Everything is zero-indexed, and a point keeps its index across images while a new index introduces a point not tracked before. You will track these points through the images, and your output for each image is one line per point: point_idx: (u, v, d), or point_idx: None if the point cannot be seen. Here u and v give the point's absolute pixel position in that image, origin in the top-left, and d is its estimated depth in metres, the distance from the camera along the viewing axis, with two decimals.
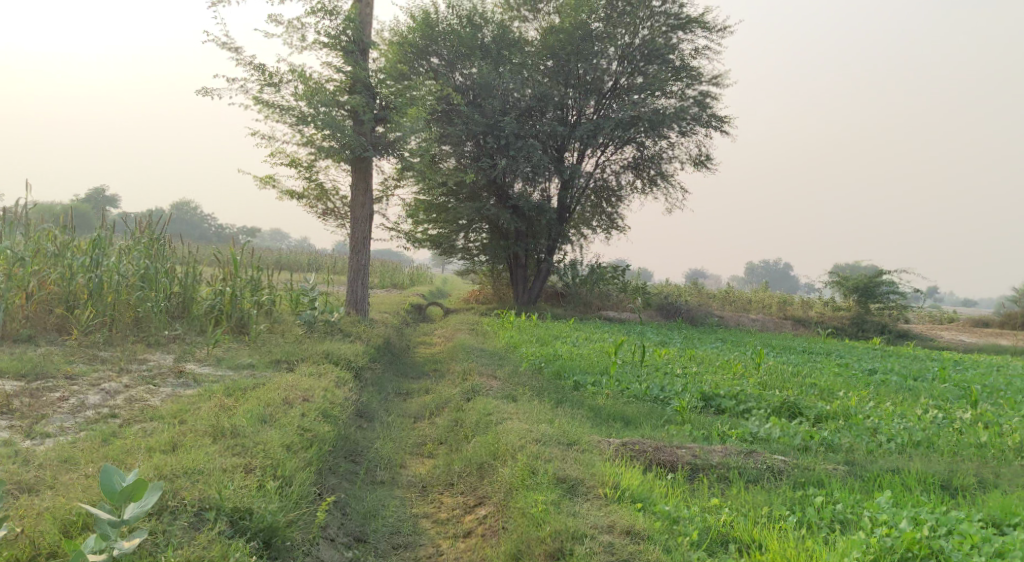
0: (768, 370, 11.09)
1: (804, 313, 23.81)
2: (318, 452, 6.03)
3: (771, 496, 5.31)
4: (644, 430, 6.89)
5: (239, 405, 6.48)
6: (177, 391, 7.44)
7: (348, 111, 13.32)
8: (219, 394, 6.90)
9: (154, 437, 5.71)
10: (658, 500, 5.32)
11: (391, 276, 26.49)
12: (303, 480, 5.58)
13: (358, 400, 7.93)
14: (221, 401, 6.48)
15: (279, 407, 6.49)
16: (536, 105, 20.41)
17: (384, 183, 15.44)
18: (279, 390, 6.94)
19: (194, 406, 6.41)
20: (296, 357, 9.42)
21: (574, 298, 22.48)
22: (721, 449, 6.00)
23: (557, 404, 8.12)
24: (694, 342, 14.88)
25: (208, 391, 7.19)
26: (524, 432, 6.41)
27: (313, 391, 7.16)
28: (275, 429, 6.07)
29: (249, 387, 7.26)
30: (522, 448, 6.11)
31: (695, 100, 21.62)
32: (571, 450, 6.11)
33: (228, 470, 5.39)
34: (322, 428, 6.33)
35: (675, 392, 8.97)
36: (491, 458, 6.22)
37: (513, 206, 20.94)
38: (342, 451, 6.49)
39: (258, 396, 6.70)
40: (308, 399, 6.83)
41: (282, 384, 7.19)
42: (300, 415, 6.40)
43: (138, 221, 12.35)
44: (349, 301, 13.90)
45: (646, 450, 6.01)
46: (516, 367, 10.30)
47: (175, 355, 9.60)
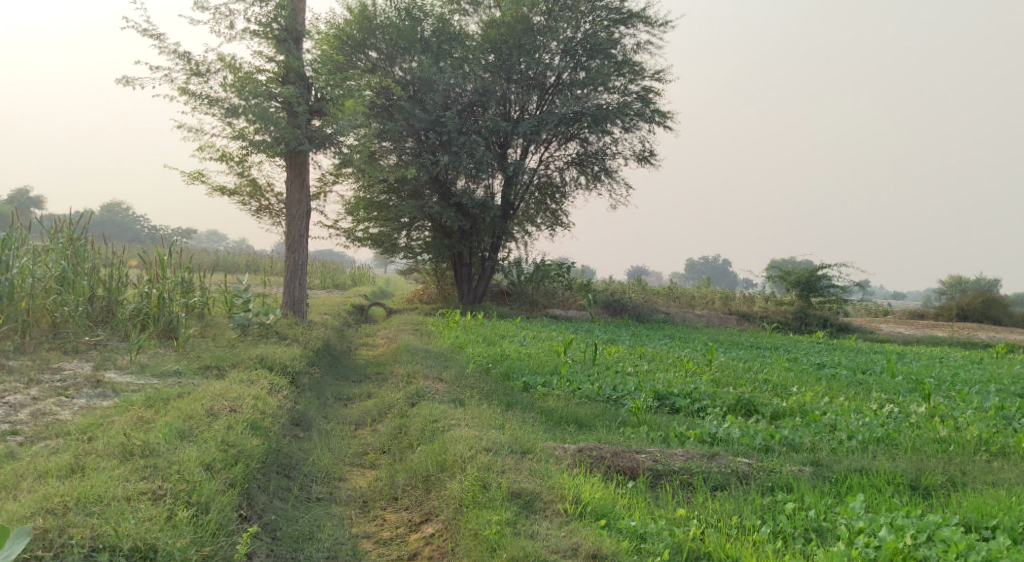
0: (720, 366, 10.88)
1: (749, 308, 23.89)
2: (244, 470, 5.51)
3: (740, 505, 5.01)
4: (600, 433, 6.53)
5: (158, 418, 5.91)
6: (90, 403, 6.80)
7: (282, 103, 12.70)
8: (137, 406, 6.30)
9: (54, 460, 5.14)
10: (623, 514, 4.97)
11: (333, 276, 25.76)
12: (223, 505, 5.06)
13: (294, 407, 7.41)
14: (140, 413, 5.92)
15: (203, 418, 5.95)
16: (478, 100, 19.97)
17: (321, 178, 14.83)
18: (205, 398, 6.39)
19: (106, 420, 5.82)
20: (227, 362, 8.82)
21: (519, 296, 22.16)
22: (683, 452, 5.67)
23: (507, 408, 7.73)
24: (642, 339, 14.64)
25: (126, 403, 6.58)
26: (473, 440, 5.99)
27: (243, 399, 6.62)
28: (194, 445, 5.52)
29: (171, 397, 6.68)
30: (472, 458, 5.69)
31: (638, 95, 21.47)
32: (524, 459, 5.72)
33: (132, 500, 4.85)
34: (250, 442, 5.80)
35: (628, 392, 8.65)
36: (438, 469, 5.79)
37: (456, 204, 20.47)
38: (273, 466, 5.97)
39: (182, 406, 6.14)
40: (237, 408, 6.30)
41: (208, 391, 6.64)
42: (225, 428, 5.86)
43: (54, 221, 11.51)
44: (286, 302, 13.26)
45: (604, 456, 5.66)
46: (462, 368, 9.87)
47: (93, 363, 8.92)
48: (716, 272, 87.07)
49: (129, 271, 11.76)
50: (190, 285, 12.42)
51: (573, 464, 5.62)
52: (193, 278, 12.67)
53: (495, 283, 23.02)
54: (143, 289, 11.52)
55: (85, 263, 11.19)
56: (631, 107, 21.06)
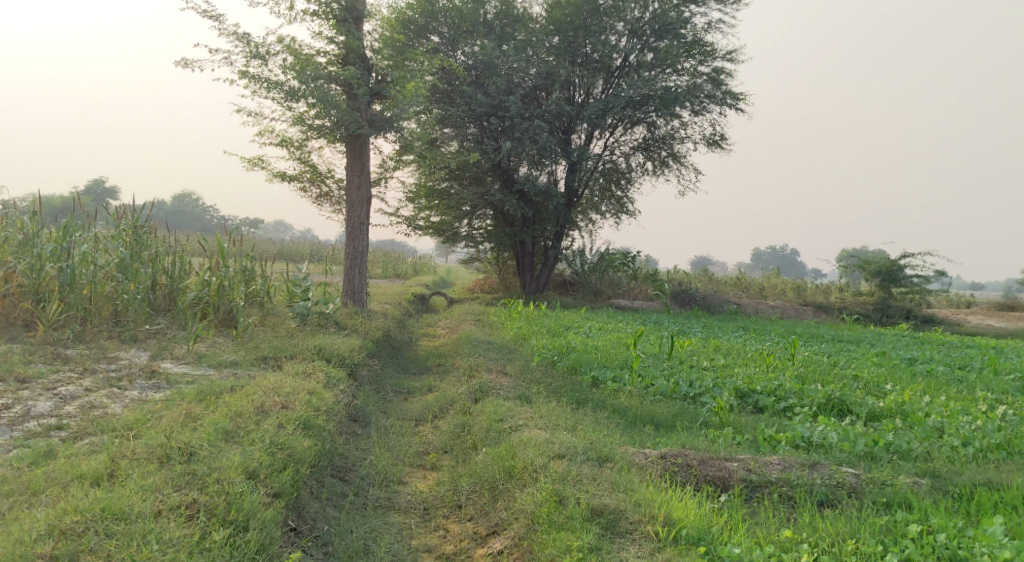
0: (804, 361, 10.15)
1: (824, 299, 22.84)
2: (293, 477, 5.13)
3: (857, 527, 4.49)
4: (682, 437, 5.98)
5: (208, 414, 5.59)
6: (143, 395, 6.52)
7: (342, 85, 12.36)
8: (188, 400, 5.98)
9: (87, 463, 4.86)
10: (721, 537, 4.51)
11: (394, 266, 25.57)
12: (265, 521, 4.68)
13: (352, 403, 7.03)
14: (188, 408, 5.61)
15: (253, 415, 5.61)
16: (542, 84, 19.39)
17: (382, 164, 14.49)
18: (257, 392, 6.06)
19: (154, 416, 5.51)
20: (283, 353, 8.50)
21: (582, 285, 21.60)
22: (779, 461, 5.21)
23: (577, 405, 7.21)
24: (715, 331, 13.93)
25: (178, 396, 6.27)
26: (543, 445, 5.52)
27: (297, 394, 6.25)
28: (240, 447, 5.17)
29: (224, 390, 6.36)
30: (544, 465, 5.24)
31: (708, 77, 20.61)
32: (603, 468, 5.23)
33: (163, 514, 4.52)
34: (302, 444, 5.42)
35: (707, 389, 8.05)
36: (505, 476, 5.35)
37: (519, 191, 19.97)
38: (327, 468, 5.58)
39: (234, 401, 5.83)
40: (290, 403, 5.94)
41: (261, 384, 6.31)
42: (275, 428, 5.48)
43: (118, 210, 11.34)
44: (346, 291, 12.95)
45: (692, 463, 5.21)
46: (527, 362, 9.38)
47: (150, 353, 8.70)
48: (782, 263, 84.73)
49: (191, 258, 11.56)
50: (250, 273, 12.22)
51: (656, 474, 5.19)
52: (254, 266, 12.47)
53: (558, 273, 22.46)
54: (204, 274, 11.30)
55: (149, 250, 11.05)
56: (700, 89, 20.23)
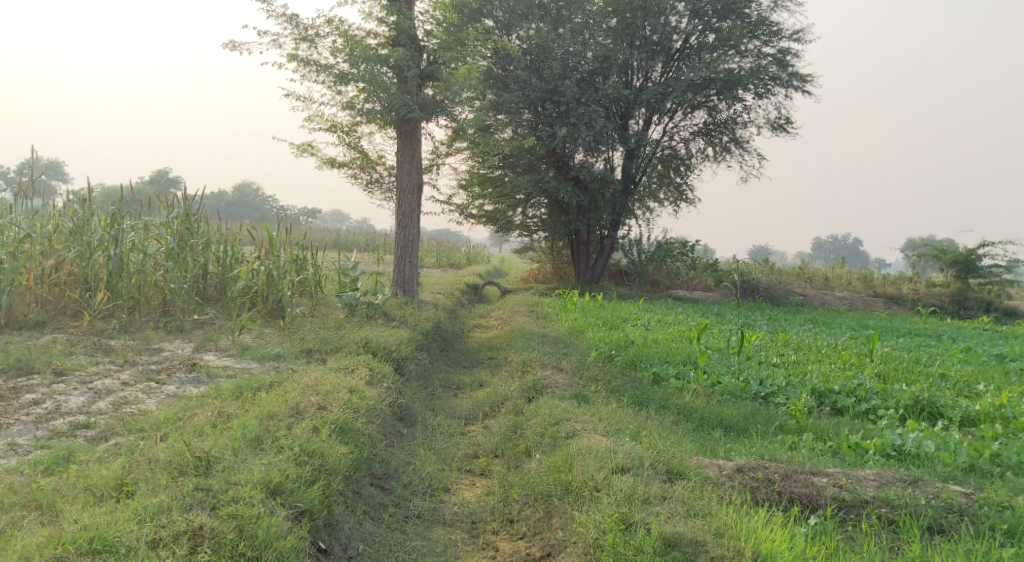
0: (883, 357, 9.43)
1: (896, 290, 21.77)
2: (323, 491, 4.74)
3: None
4: (758, 445, 5.44)
5: (242, 413, 5.28)
6: (180, 390, 6.21)
7: (392, 68, 11.96)
8: (224, 398, 5.64)
9: (98, 473, 4.55)
10: None
11: (447, 255, 25.24)
12: (281, 552, 4.26)
13: (398, 401, 6.63)
14: (220, 410, 5.26)
15: (287, 417, 5.22)
16: (599, 68, 18.76)
17: (433, 149, 14.09)
18: (295, 391, 5.69)
19: (185, 415, 5.24)
20: (329, 346, 8.14)
21: (639, 276, 20.96)
22: (875, 477, 4.79)
23: (639, 405, 6.69)
24: (782, 324, 13.22)
25: (216, 392, 5.94)
26: (602, 457, 5.05)
27: (338, 392, 5.85)
28: (267, 457, 4.77)
29: (263, 386, 5.99)
30: (605, 482, 4.81)
31: (773, 58, 19.69)
32: (673, 484, 4.78)
33: (158, 547, 4.09)
34: (336, 452, 5.02)
35: (780, 388, 7.46)
36: (561, 491, 4.95)
37: (574, 178, 19.40)
38: (365, 476, 5.19)
39: (270, 401, 5.47)
40: (329, 403, 5.55)
41: (302, 380, 5.94)
42: (309, 433, 5.10)
43: (169, 197, 11.11)
44: (396, 281, 12.59)
45: (774, 479, 4.80)
46: (584, 356, 8.89)
47: (194, 344, 8.43)
48: (845, 253, 82.32)
49: (241, 246, 11.35)
50: (301, 261, 11.93)
51: (734, 490, 4.77)
52: (305, 254, 12.19)
53: (615, 263, 21.83)
54: (252, 264, 11.01)
55: (199, 239, 10.83)
56: (765, 71, 19.33)
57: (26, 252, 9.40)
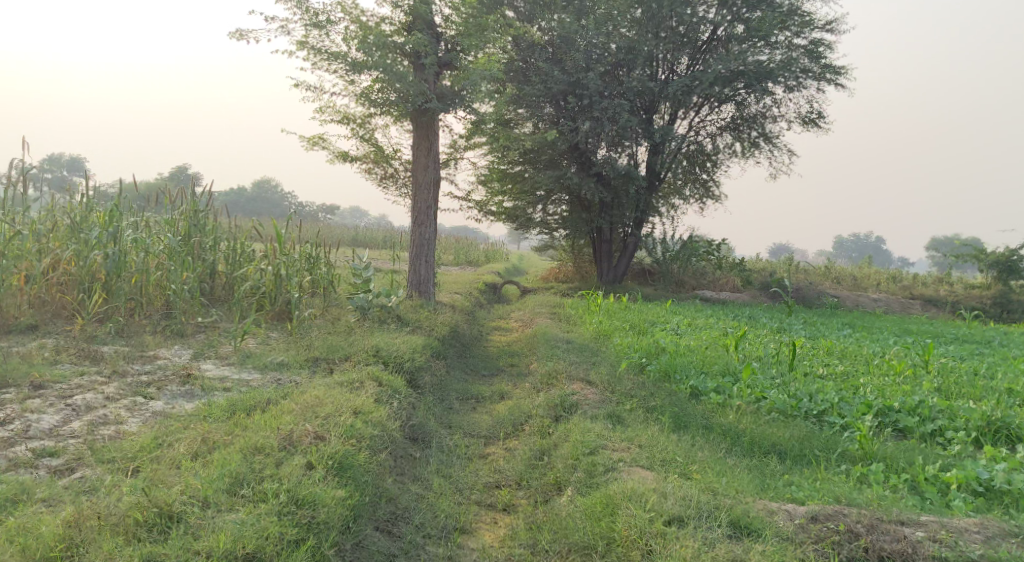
0: (940, 369, 8.68)
1: (933, 291, 20.91)
2: (312, 552, 4.20)
3: None
4: (823, 485, 4.83)
5: (230, 443, 4.79)
6: (169, 407, 5.57)
7: (408, 56, 11.28)
8: (214, 422, 5.03)
9: (41, 525, 4.05)
10: None
11: (465, 253, 24.53)
12: None
13: (408, 421, 5.97)
14: (198, 441, 4.74)
15: (278, 453, 4.68)
16: (624, 60, 17.98)
17: (451, 142, 13.44)
18: (290, 416, 5.09)
19: (166, 443, 4.78)
20: (337, 354, 7.49)
21: (664, 275, 20.20)
22: (978, 529, 4.26)
23: (678, 425, 6.01)
24: (821, 329, 12.47)
25: (206, 411, 5.29)
26: (649, 505, 4.50)
27: (340, 416, 5.23)
28: (241, 513, 4.24)
29: (259, 406, 5.36)
30: (659, 542, 4.26)
31: (804, 49, 18.86)
32: (742, 542, 4.27)
33: None
34: (331, 497, 4.47)
35: (833, 405, 6.75)
36: (603, 547, 4.42)
37: (597, 175, 18.67)
38: (369, 521, 4.64)
39: (260, 428, 4.93)
40: (327, 431, 4.97)
41: (298, 401, 5.33)
42: (301, 472, 4.56)
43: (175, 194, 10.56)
44: (412, 282, 11.92)
45: (859, 532, 4.26)
46: (613, 365, 8.21)
47: (193, 350, 7.79)
48: (868, 251, 80.94)
49: (250, 245, 10.75)
50: (313, 260, 11.30)
51: (812, 547, 4.23)
52: (317, 252, 11.56)
53: (638, 262, 21.08)
54: (258, 264, 10.39)
55: (205, 237, 10.22)
56: (796, 63, 18.52)
57: (18, 251, 8.82)
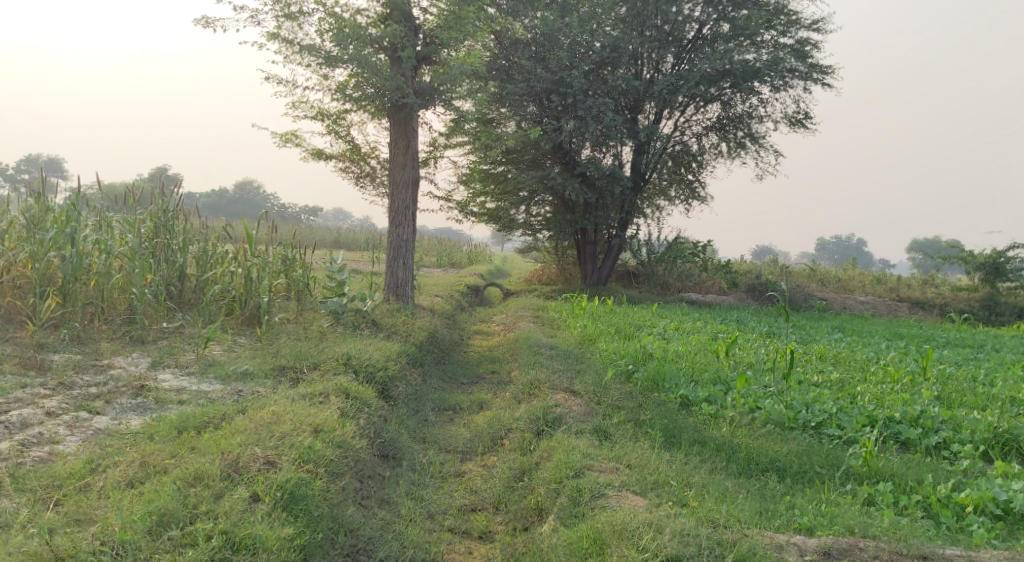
0: (938, 377, 8.34)
1: (921, 294, 20.68)
2: None
3: None
4: (831, 512, 4.51)
5: (167, 470, 4.52)
6: (115, 424, 5.10)
7: (385, 49, 10.83)
8: (160, 449, 4.71)
9: None
10: None
11: (448, 254, 24.03)
12: None
13: (372, 442, 5.49)
14: (134, 468, 4.48)
15: (220, 484, 4.40)
16: (608, 59, 17.58)
17: (430, 140, 13.00)
18: (241, 436, 4.81)
19: (97, 471, 4.51)
20: (304, 362, 7.02)
21: (649, 278, 19.83)
22: None
23: (668, 440, 5.62)
24: (812, 334, 12.13)
25: (153, 434, 4.88)
26: (643, 539, 4.19)
27: (298, 436, 4.94)
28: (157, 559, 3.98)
29: (211, 428, 4.98)
30: None
31: (790, 48, 18.54)
32: None
33: None
34: (278, 536, 4.21)
35: (832, 416, 6.38)
36: None
37: (581, 175, 18.23)
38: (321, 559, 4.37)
39: (205, 452, 4.67)
40: (278, 457, 4.71)
41: (252, 419, 5.04)
42: (246, 503, 4.34)
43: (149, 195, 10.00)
44: (389, 285, 11.47)
45: None
46: (598, 373, 7.81)
47: (152, 358, 7.30)
48: (851, 254, 80.99)
49: (219, 247, 10.24)
50: (288, 262, 10.83)
51: None
52: (292, 253, 11.08)
53: (622, 264, 20.70)
54: (227, 266, 9.88)
55: (173, 238, 9.69)
56: (783, 62, 18.21)
57: None
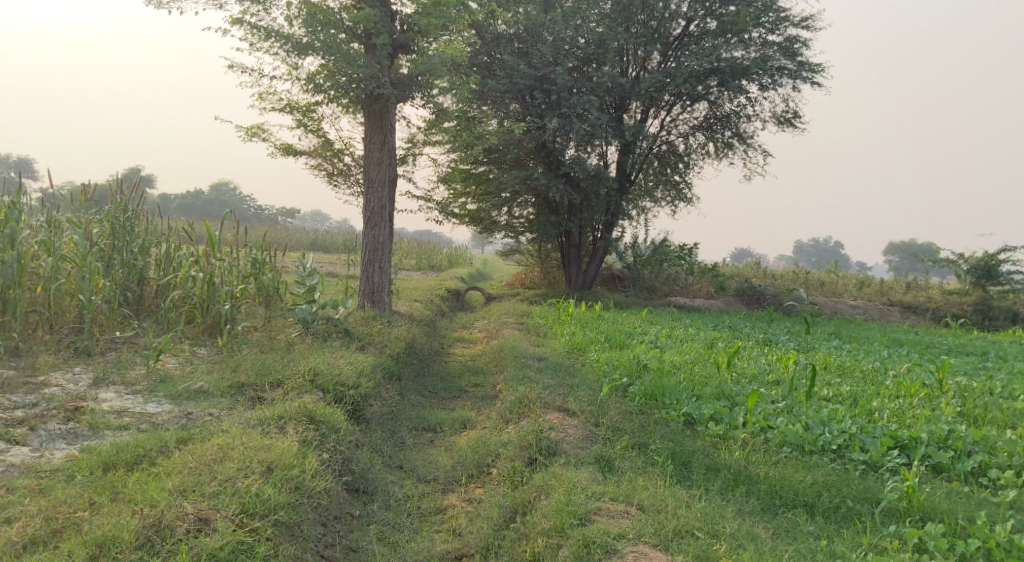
0: (956, 390, 7.73)
1: (912, 298, 20.20)
2: None
3: None
4: None
5: (78, 528, 4.16)
6: (33, 474, 4.50)
7: (359, 36, 10.16)
8: (73, 496, 4.33)
9: None
10: None
11: (428, 258, 23.26)
12: None
13: (335, 484, 4.95)
14: (34, 526, 4.11)
15: (133, 555, 4.03)
16: (593, 55, 16.84)
17: (409, 136, 12.32)
18: (175, 479, 4.45)
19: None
20: (266, 378, 6.29)
21: (635, 282, 19.19)
22: None
23: (680, 469, 5.14)
24: (810, 341, 11.54)
25: (75, 476, 4.49)
26: None
27: (245, 478, 4.56)
28: None
29: (142, 467, 4.59)
30: None
31: (779, 45, 17.97)
32: None
33: None
34: None
35: (853, 437, 5.77)
36: None
37: (565, 175, 17.52)
38: None
39: (130, 500, 4.33)
40: (214, 513, 4.30)
41: (191, 455, 4.67)
42: None
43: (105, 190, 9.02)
44: (364, 290, 10.74)
45: None
46: (592, 387, 7.16)
47: (95, 373, 6.55)
48: (830, 257, 81.05)
49: (181, 248, 9.44)
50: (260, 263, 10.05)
51: None
52: (263, 256, 10.29)
53: (607, 267, 20.10)
54: (188, 270, 8.99)
55: (132, 240, 8.83)
56: (772, 60, 17.63)
57: None
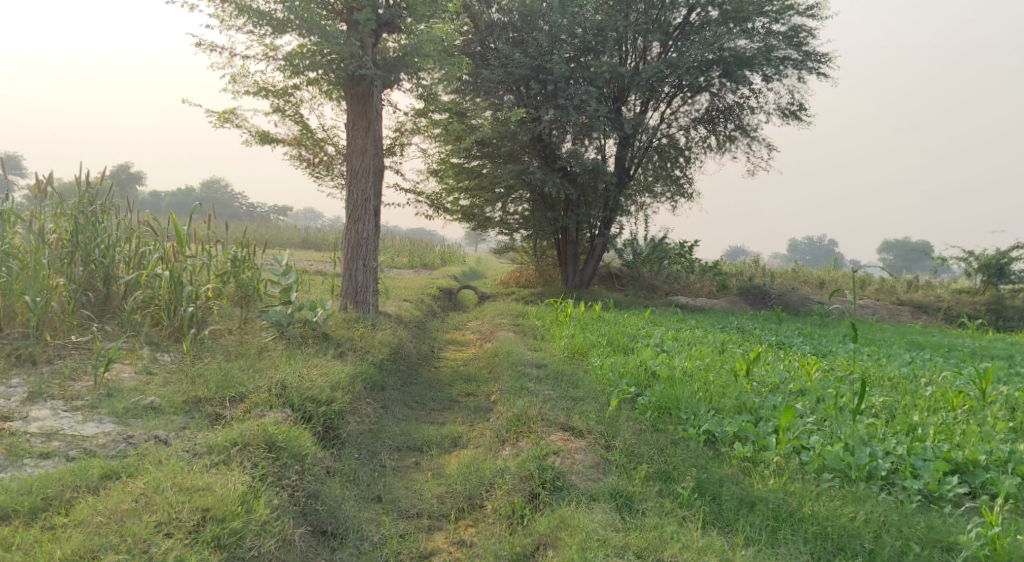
0: (1002, 400, 6.95)
1: (922, 297, 19.47)
2: None
3: None
4: None
5: None
6: None
7: (343, 12, 9.37)
8: None
9: None
10: None
11: (421, 256, 22.43)
12: None
13: (294, 531, 4.39)
14: None
15: None
16: (592, 43, 16.02)
17: (397, 123, 11.52)
18: (70, 543, 3.89)
19: None
20: (227, 392, 5.51)
21: (635, 280, 18.41)
22: None
23: (713, 510, 4.61)
24: (827, 344, 10.77)
25: None
26: None
27: (164, 540, 4.00)
28: None
29: (44, 521, 4.03)
30: None
31: (784, 35, 17.17)
32: None
33: None
34: None
35: (903, 460, 5.02)
36: None
37: (562, 169, 16.74)
38: None
39: None
40: None
41: (103, 504, 4.11)
42: None
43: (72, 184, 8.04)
44: (347, 290, 9.93)
45: None
46: (597, 400, 6.41)
47: (32, 386, 5.74)
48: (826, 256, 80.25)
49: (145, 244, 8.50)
50: (240, 258, 9.22)
51: None
52: (244, 250, 9.46)
53: (605, 265, 19.36)
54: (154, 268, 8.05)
55: (97, 234, 7.91)
56: (776, 49, 16.84)
57: None
